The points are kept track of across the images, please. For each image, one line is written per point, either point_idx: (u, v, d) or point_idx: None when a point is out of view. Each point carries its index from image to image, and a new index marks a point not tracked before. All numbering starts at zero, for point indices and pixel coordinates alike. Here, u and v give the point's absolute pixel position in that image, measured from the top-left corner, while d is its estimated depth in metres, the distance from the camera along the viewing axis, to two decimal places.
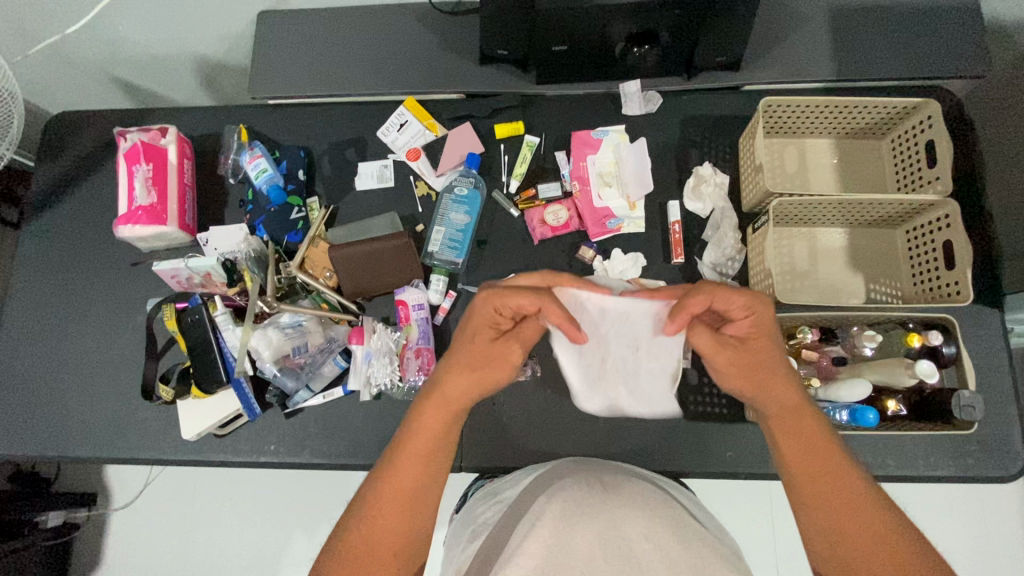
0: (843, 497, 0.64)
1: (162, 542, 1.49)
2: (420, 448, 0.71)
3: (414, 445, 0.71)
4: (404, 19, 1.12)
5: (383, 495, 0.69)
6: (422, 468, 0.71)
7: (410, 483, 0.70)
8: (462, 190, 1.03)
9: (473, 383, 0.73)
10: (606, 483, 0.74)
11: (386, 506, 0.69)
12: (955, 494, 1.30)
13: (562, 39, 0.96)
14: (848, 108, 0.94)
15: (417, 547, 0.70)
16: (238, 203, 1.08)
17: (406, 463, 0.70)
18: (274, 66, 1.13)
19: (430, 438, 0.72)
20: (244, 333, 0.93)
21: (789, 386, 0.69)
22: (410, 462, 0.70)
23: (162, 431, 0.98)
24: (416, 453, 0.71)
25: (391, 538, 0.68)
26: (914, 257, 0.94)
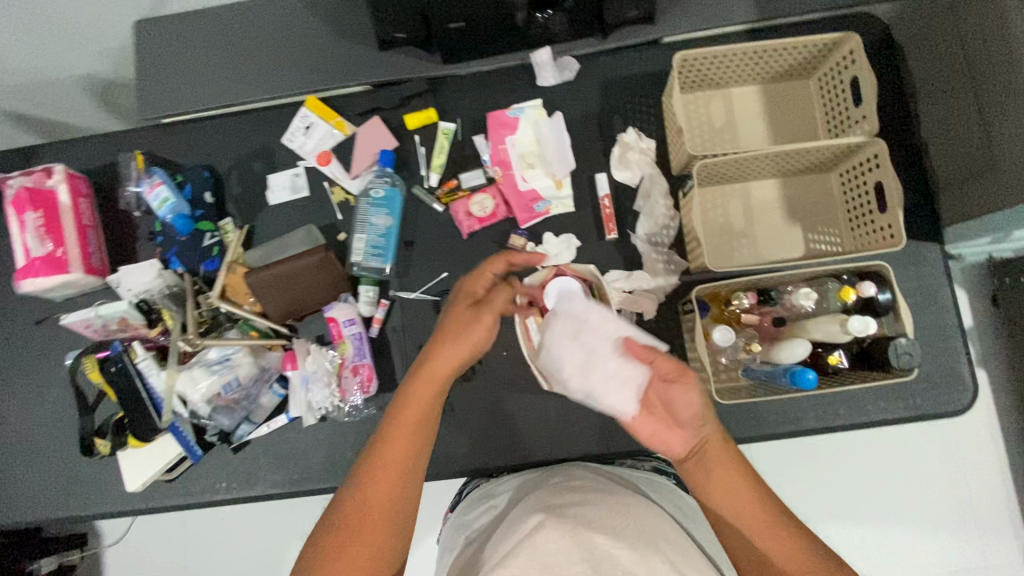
0: (764, 522, 0.66)
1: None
2: (410, 420, 0.69)
3: (404, 417, 0.69)
4: (291, 11, 1.02)
5: (368, 484, 0.66)
6: (411, 446, 0.68)
7: (401, 460, 0.67)
8: (379, 192, 0.96)
9: (463, 350, 0.70)
10: (595, 487, 0.71)
11: (371, 494, 0.66)
12: None
13: (460, 15, 0.88)
14: (768, 52, 0.88)
15: (400, 537, 0.67)
16: (147, 236, 1.02)
17: (395, 437, 0.68)
18: (160, 81, 1.04)
19: (420, 415, 0.69)
20: (171, 376, 0.89)
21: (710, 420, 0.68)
22: (400, 441, 0.68)
23: (109, 485, 0.95)
24: (406, 431, 0.68)
25: (377, 521, 0.65)
26: (849, 200, 0.91)
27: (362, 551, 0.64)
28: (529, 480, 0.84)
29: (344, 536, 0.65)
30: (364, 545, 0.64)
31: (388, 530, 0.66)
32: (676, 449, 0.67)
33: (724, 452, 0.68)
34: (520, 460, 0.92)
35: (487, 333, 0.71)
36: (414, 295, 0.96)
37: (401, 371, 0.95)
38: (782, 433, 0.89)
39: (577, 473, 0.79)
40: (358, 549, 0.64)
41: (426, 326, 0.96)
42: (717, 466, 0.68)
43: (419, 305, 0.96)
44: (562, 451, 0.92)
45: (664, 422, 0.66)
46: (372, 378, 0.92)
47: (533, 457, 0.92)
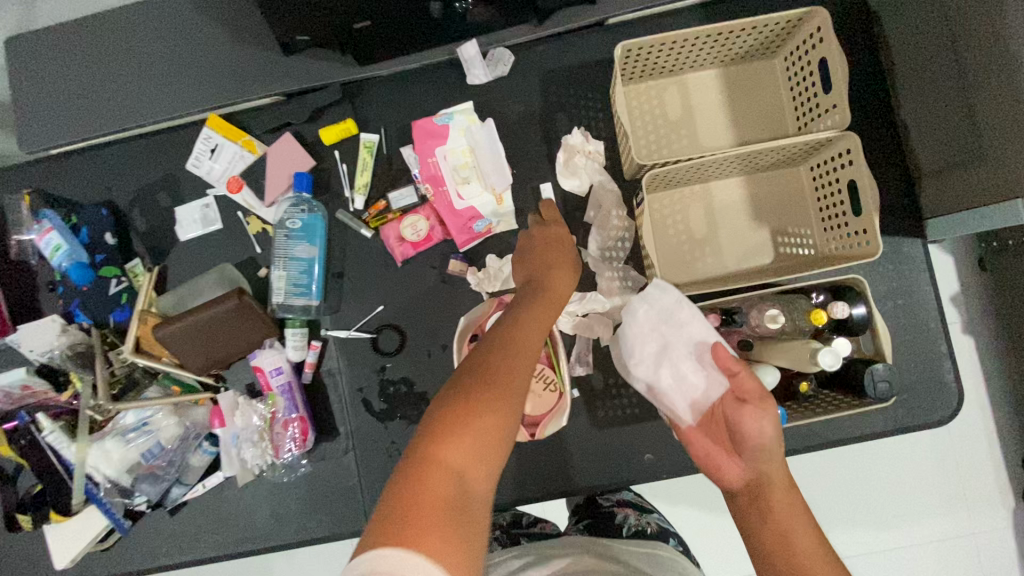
0: None
1: None
2: (541, 321, 0.64)
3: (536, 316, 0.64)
4: (179, 12, 0.88)
5: (492, 364, 0.55)
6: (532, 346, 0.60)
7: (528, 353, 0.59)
8: (296, 222, 0.86)
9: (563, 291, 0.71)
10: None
11: (497, 376, 0.54)
12: None
13: (362, 13, 0.75)
14: (725, 34, 0.77)
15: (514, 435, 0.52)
16: (48, 285, 0.91)
17: (529, 326, 0.62)
18: (38, 103, 0.91)
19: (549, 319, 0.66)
20: (80, 449, 0.80)
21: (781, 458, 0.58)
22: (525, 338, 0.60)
23: (38, 560, 0.88)
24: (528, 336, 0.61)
25: (509, 401, 0.52)
26: (821, 198, 0.81)
27: (493, 425, 0.51)
28: (542, 553, 0.65)
29: (471, 404, 0.51)
30: (492, 418, 0.51)
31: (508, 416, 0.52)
32: (727, 479, 0.60)
33: (793, 503, 0.57)
34: None
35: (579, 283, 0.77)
36: (349, 334, 0.87)
37: (341, 416, 0.87)
38: None
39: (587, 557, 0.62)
40: (485, 423, 0.50)
41: (365, 366, 0.87)
42: (780, 513, 0.56)
43: (355, 344, 0.87)
44: (522, 492, 0.85)
45: (724, 444, 0.62)
46: (306, 432, 0.83)
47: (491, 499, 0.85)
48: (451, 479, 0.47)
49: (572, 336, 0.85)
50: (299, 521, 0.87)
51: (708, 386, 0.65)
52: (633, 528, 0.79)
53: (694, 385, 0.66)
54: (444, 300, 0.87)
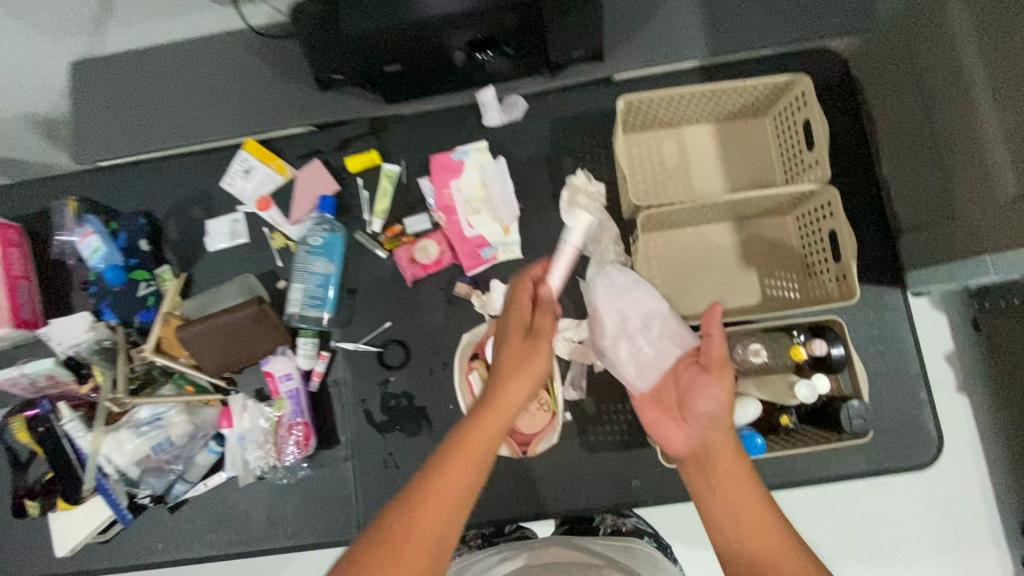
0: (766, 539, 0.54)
1: None
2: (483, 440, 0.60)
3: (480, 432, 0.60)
4: (230, 49, 0.98)
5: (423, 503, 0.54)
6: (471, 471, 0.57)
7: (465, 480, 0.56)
8: (317, 240, 0.92)
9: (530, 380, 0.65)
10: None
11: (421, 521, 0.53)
12: None
13: (393, 57, 0.85)
14: (719, 94, 0.85)
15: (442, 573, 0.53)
16: (82, 284, 0.98)
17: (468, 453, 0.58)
18: (97, 122, 1.00)
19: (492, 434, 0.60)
20: (94, 439, 0.85)
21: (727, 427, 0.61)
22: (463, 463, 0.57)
23: (39, 549, 0.91)
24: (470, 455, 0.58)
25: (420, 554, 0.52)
26: (806, 246, 0.87)
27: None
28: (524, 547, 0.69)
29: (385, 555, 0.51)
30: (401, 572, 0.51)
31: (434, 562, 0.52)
32: (675, 447, 0.64)
33: (741, 468, 0.59)
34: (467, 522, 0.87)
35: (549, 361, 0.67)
36: (357, 347, 0.92)
37: (343, 425, 0.91)
38: None
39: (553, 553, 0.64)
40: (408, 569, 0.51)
41: (369, 379, 0.92)
42: (724, 471, 0.58)
43: (362, 356, 0.92)
44: (512, 511, 0.87)
45: (673, 412, 0.65)
46: (309, 437, 0.88)
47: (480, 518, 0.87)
48: None
49: (567, 362, 0.90)
50: (294, 526, 0.89)
51: (665, 357, 0.69)
52: (610, 528, 0.82)
53: (657, 357, 0.69)
54: (448, 320, 0.93)
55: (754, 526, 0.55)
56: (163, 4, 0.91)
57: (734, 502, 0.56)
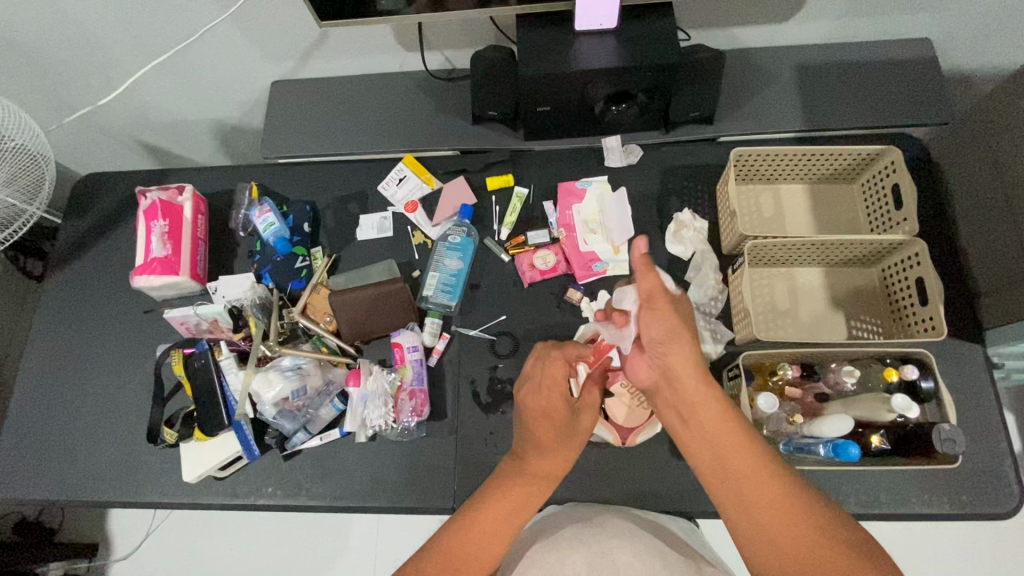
0: (738, 456, 0.64)
1: (172, 564, 1.64)
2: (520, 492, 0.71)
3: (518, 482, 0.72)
4: (403, 84, 1.21)
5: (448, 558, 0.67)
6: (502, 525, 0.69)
7: (488, 552, 0.67)
8: (456, 238, 1.10)
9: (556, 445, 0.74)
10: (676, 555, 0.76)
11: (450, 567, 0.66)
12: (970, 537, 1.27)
13: (546, 101, 1.04)
14: (816, 157, 1.00)
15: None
16: (247, 253, 1.15)
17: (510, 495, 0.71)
18: (281, 127, 1.22)
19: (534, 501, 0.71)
20: (246, 376, 0.98)
21: (687, 357, 0.67)
22: (486, 526, 0.68)
23: (163, 475, 1.01)
24: (498, 513, 0.69)
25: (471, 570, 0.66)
26: (892, 294, 0.97)
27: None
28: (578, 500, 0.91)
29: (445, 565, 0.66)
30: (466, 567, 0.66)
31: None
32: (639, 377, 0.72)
33: (705, 394, 0.66)
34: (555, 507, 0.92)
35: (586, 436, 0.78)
36: (473, 333, 1.04)
37: (452, 401, 1.01)
38: None
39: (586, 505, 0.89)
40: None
41: (480, 363, 1.03)
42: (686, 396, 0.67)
43: (476, 342, 1.04)
44: (599, 503, 0.92)
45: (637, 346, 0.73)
46: (425, 403, 0.98)
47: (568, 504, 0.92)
48: None
49: None
50: (393, 489, 0.96)
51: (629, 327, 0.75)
52: None
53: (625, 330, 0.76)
54: (557, 321, 1.04)
55: (736, 454, 0.64)
56: (365, 44, 1.15)
57: (715, 440, 0.65)
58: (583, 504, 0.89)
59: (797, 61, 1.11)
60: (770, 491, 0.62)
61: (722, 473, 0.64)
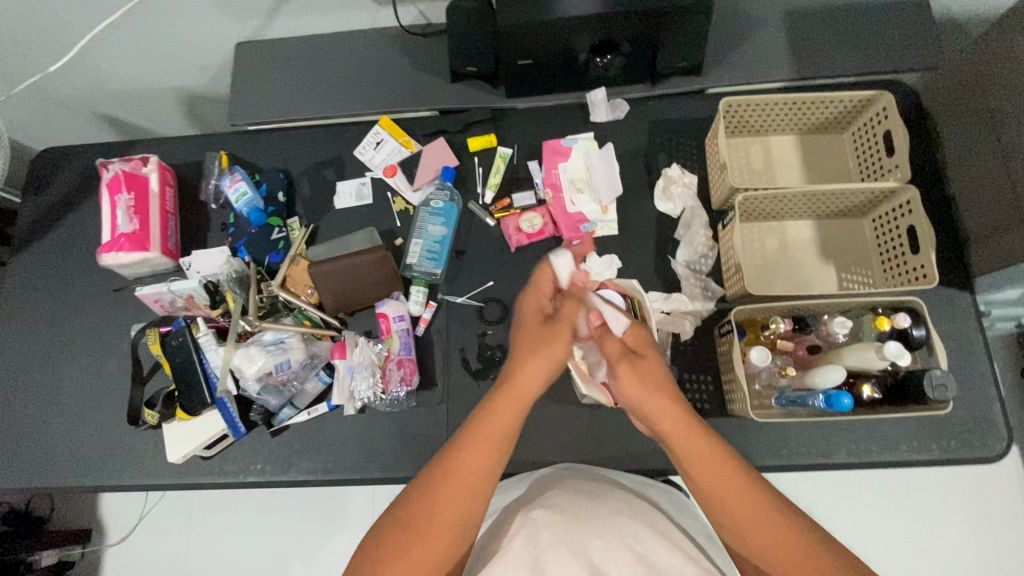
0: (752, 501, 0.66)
1: (170, 545, 1.64)
2: (489, 434, 0.68)
3: (485, 428, 0.68)
4: (375, 41, 1.14)
5: (442, 491, 0.65)
6: (494, 451, 0.67)
7: (455, 507, 0.65)
8: (438, 203, 1.05)
9: (546, 363, 0.72)
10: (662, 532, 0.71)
11: (442, 500, 0.65)
12: (953, 482, 1.30)
13: (526, 53, 0.98)
14: (806, 105, 0.97)
15: (459, 545, 0.66)
16: (220, 226, 1.10)
17: (480, 443, 0.67)
18: (248, 91, 1.15)
19: (503, 428, 0.68)
20: (226, 351, 0.94)
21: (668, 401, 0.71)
22: (481, 448, 0.67)
23: (148, 457, 0.98)
24: (489, 440, 0.67)
25: (429, 543, 0.64)
26: (882, 244, 0.96)
27: (429, 552, 0.64)
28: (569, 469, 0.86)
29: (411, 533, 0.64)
30: (433, 533, 0.64)
31: (453, 535, 0.65)
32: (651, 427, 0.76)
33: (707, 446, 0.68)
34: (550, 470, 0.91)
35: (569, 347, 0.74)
36: (461, 299, 1.02)
37: (441, 370, 0.99)
38: (812, 464, 0.89)
39: (573, 474, 0.83)
40: (428, 543, 0.64)
41: (469, 330, 1.00)
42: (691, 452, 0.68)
43: (464, 309, 1.01)
44: (594, 465, 0.91)
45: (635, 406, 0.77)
46: (414, 372, 0.96)
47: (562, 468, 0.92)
48: (410, 555, 0.63)
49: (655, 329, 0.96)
50: (385, 460, 0.95)
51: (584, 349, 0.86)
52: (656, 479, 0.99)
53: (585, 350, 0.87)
54: None
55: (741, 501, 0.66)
56: None
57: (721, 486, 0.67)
58: (576, 472, 0.84)
59: (786, 5, 1.07)
60: (775, 538, 0.64)
61: (722, 521, 0.68)
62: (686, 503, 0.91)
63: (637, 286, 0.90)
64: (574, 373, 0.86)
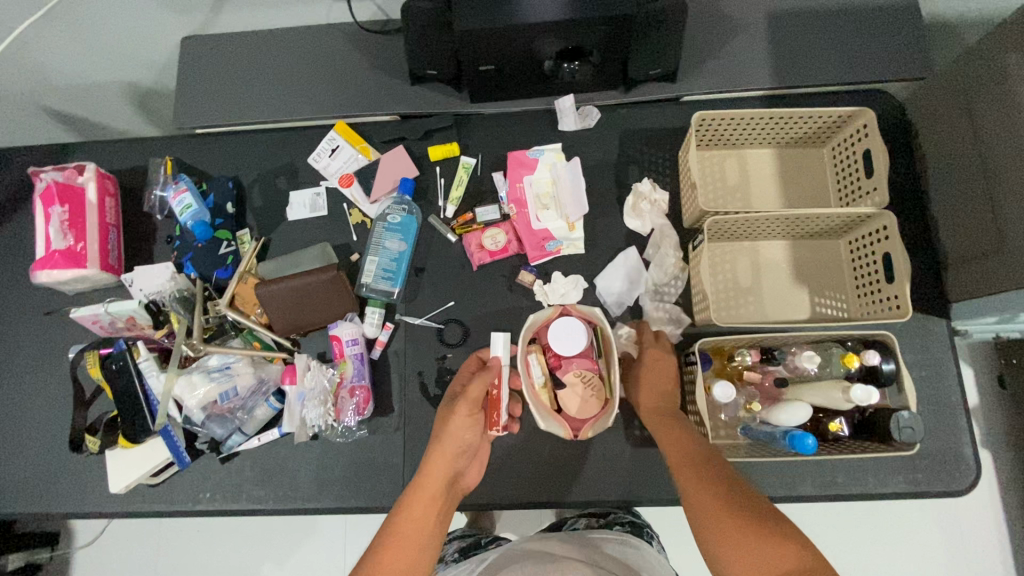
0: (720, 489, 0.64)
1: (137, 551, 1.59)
2: (418, 523, 0.65)
3: (415, 510, 0.66)
4: (330, 38, 1.06)
5: None
6: (417, 550, 0.63)
7: None
8: (395, 218, 0.99)
9: (453, 452, 0.72)
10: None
11: None
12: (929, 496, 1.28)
13: (488, 58, 0.92)
14: (783, 120, 0.92)
15: None
16: (166, 239, 1.04)
17: (409, 529, 0.64)
18: (195, 92, 1.07)
19: (431, 518, 0.66)
20: (168, 380, 0.89)
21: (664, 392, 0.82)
22: (408, 536, 0.64)
23: (92, 484, 0.94)
24: (415, 535, 0.64)
25: None
26: (857, 268, 0.92)
27: None
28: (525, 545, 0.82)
29: None
30: None
31: None
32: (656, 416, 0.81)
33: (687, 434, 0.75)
34: (508, 502, 0.89)
35: (469, 429, 0.74)
36: (419, 321, 0.97)
37: (398, 396, 0.95)
38: (778, 497, 0.86)
39: (527, 548, 0.80)
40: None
41: (428, 353, 0.96)
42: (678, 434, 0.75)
43: (422, 331, 0.97)
44: (554, 496, 0.88)
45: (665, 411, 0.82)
46: (367, 401, 0.92)
47: (522, 499, 0.89)
48: None
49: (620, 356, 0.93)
50: (339, 489, 0.92)
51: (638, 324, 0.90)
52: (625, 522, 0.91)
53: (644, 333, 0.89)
54: (508, 306, 0.98)
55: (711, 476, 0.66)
56: None
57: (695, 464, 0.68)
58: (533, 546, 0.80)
59: (768, 6, 1.00)
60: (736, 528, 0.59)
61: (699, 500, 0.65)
62: (651, 547, 0.87)
63: (602, 312, 0.87)
64: (533, 407, 0.84)
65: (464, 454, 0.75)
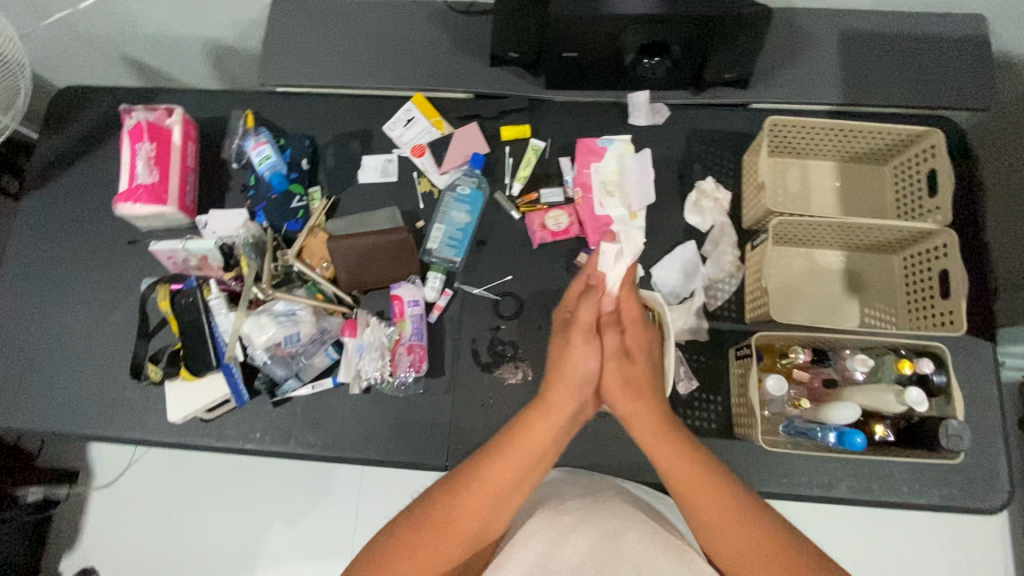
0: (723, 511, 0.65)
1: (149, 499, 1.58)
2: (531, 449, 0.67)
3: (530, 437, 0.68)
4: (416, 14, 1.10)
5: (460, 496, 0.65)
6: (524, 468, 0.67)
7: (478, 514, 0.65)
8: (464, 190, 1.04)
9: (575, 385, 0.71)
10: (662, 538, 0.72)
11: (460, 503, 0.65)
12: (956, 528, 1.27)
13: (573, 46, 0.95)
14: (853, 134, 0.95)
15: (476, 546, 0.66)
16: (240, 188, 1.08)
17: (515, 455, 0.67)
18: (279, 51, 1.11)
19: (545, 444, 0.68)
20: (237, 318, 0.94)
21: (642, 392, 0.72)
22: (515, 460, 0.67)
23: (148, 412, 0.97)
24: (525, 455, 0.67)
25: (445, 546, 0.64)
26: (910, 283, 0.94)
27: (442, 552, 0.64)
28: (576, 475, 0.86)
29: (426, 536, 0.64)
30: (453, 536, 0.64)
31: (468, 542, 0.65)
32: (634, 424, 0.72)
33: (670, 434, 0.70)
34: None
35: (588, 357, 0.72)
36: (477, 290, 1.00)
37: (450, 360, 0.98)
38: (814, 495, 0.89)
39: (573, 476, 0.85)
40: (437, 548, 0.63)
41: (482, 322, 0.99)
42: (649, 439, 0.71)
43: (479, 301, 1.00)
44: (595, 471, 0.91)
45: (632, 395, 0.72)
46: (424, 359, 0.95)
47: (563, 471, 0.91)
48: (431, 553, 0.63)
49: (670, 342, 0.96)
50: (385, 443, 0.94)
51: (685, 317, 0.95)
52: None
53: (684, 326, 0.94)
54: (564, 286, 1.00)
55: (710, 499, 0.66)
56: None
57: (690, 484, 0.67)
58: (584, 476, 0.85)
59: (844, 25, 1.04)
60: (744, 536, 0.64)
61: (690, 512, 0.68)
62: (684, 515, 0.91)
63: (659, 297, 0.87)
64: None
65: (589, 385, 0.73)
